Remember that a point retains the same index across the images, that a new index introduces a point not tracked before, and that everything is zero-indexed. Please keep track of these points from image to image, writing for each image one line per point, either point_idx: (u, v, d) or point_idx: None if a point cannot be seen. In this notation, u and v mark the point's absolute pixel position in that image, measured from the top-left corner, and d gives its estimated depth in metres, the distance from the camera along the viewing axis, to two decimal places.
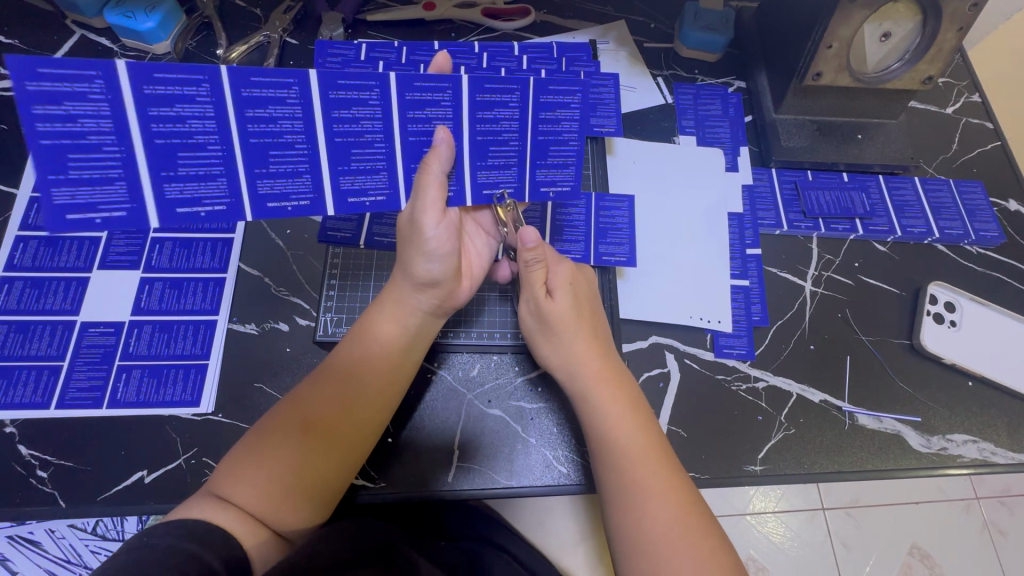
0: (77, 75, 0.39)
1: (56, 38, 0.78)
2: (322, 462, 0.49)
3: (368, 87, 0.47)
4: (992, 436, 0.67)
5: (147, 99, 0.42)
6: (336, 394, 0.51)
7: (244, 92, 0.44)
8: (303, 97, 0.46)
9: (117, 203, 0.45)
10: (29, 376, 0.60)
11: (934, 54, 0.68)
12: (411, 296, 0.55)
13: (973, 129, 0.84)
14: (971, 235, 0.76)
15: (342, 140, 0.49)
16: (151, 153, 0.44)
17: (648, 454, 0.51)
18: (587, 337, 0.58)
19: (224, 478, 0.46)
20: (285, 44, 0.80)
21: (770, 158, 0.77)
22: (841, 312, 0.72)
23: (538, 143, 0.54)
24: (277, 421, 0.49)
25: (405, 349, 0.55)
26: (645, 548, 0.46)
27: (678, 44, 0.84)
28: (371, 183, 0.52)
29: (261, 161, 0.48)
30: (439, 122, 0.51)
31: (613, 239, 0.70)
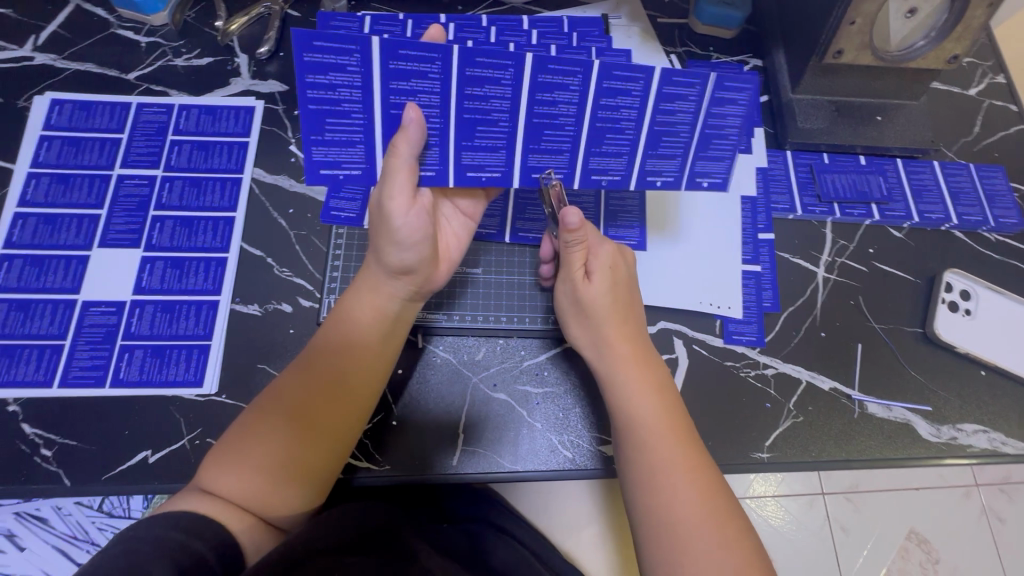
0: (343, 48, 0.44)
1: (51, 8, 0.76)
2: (309, 450, 0.48)
3: (503, 66, 0.47)
4: (1003, 426, 0.66)
5: (390, 72, 0.46)
6: (315, 382, 0.50)
7: (468, 71, 0.47)
8: (515, 79, 0.48)
9: (356, 162, 0.52)
10: (32, 355, 0.60)
11: (961, 32, 0.65)
12: (387, 282, 0.54)
13: (996, 112, 0.81)
14: (991, 221, 0.74)
15: (537, 121, 0.51)
16: (385, 121, 0.50)
17: (672, 438, 0.50)
18: (622, 319, 0.56)
19: (209, 471, 0.46)
20: (286, 16, 0.78)
21: (785, 140, 0.75)
22: (854, 298, 0.70)
23: (703, 136, 0.53)
24: (258, 414, 0.49)
25: (384, 335, 0.54)
26: (671, 527, 0.46)
27: (693, 20, 0.81)
28: (552, 162, 0.55)
29: (469, 135, 0.52)
30: (627, 111, 0.51)
31: (623, 222, 0.69)
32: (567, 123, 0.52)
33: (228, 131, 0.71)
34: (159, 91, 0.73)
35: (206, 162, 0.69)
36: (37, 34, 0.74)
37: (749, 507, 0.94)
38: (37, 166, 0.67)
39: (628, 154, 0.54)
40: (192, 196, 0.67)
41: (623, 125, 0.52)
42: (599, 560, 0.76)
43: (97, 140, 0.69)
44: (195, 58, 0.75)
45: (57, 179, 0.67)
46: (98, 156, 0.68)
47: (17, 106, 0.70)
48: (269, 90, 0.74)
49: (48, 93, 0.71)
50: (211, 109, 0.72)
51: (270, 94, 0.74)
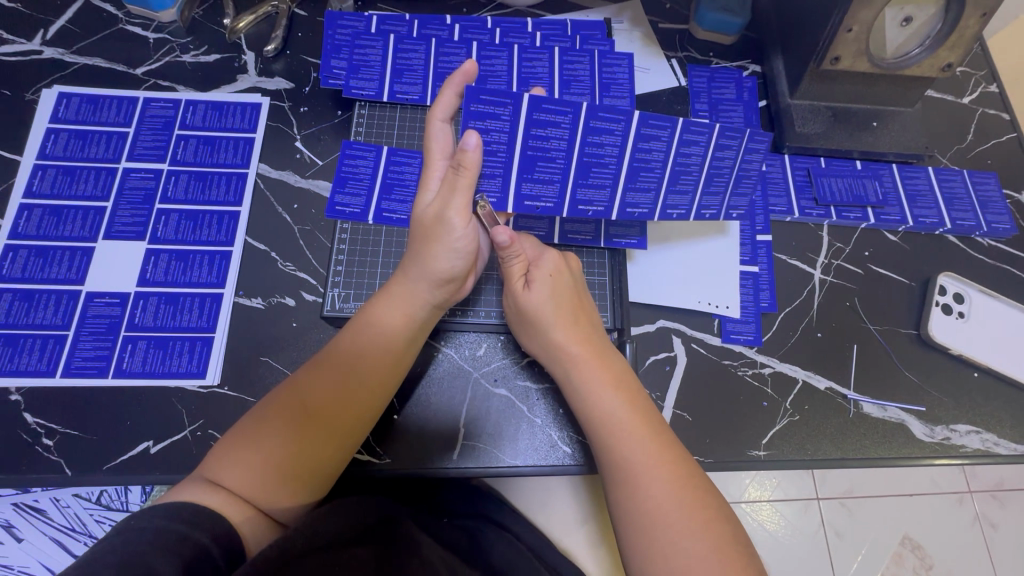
0: (499, 101, 0.52)
1: (59, 4, 0.76)
2: (324, 446, 0.49)
3: (618, 121, 0.54)
4: (995, 427, 0.67)
5: (532, 121, 0.53)
6: (332, 381, 0.51)
7: (592, 122, 0.54)
8: (625, 131, 0.55)
9: (490, 194, 0.56)
10: (35, 345, 0.60)
11: (955, 40, 0.67)
12: (418, 289, 0.55)
13: (989, 120, 0.83)
14: (984, 226, 0.75)
15: (636, 165, 0.57)
16: (521, 161, 0.55)
17: (641, 432, 0.50)
18: (573, 321, 0.57)
19: (214, 462, 0.46)
20: (294, 15, 0.79)
21: (783, 144, 0.76)
22: (850, 300, 0.71)
23: (738, 176, 0.59)
24: (272, 407, 0.49)
25: (406, 341, 0.55)
26: (646, 522, 0.46)
27: (694, 25, 0.83)
28: (641, 200, 0.60)
29: (584, 176, 0.57)
30: (695, 156, 0.57)
31: (623, 222, 0.69)
32: (654, 167, 0.58)
33: (234, 127, 0.72)
34: (166, 86, 0.73)
35: (212, 158, 0.70)
36: (46, 28, 0.75)
37: (745, 510, 0.95)
38: (43, 159, 0.68)
39: (692, 193, 0.60)
40: (198, 189, 0.68)
41: (693, 167, 0.58)
42: (596, 558, 0.76)
43: (103, 134, 0.70)
44: (202, 54, 0.75)
45: (63, 171, 0.67)
46: (104, 150, 0.69)
47: (24, 100, 0.71)
48: (275, 87, 0.75)
49: (56, 86, 0.72)
50: (217, 105, 0.72)
51: (276, 92, 0.74)
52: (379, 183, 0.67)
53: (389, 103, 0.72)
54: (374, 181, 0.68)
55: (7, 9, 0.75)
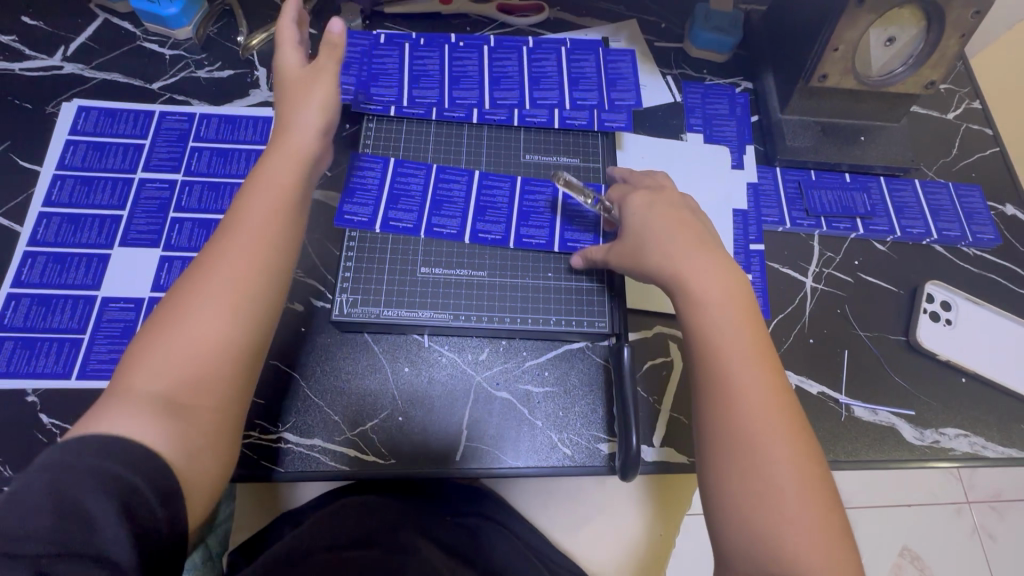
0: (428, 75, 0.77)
1: (80, 22, 0.80)
2: (234, 320, 0.47)
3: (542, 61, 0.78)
4: (983, 431, 0.69)
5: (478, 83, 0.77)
6: (204, 275, 0.48)
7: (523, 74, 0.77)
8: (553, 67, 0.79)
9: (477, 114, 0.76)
10: (51, 348, 0.62)
11: (937, 59, 0.70)
12: (276, 170, 0.55)
13: (972, 135, 0.86)
14: (969, 237, 0.78)
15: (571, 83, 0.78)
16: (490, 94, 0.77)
17: (753, 356, 0.51)
18: (721, 283, 0.56)
19: (119, 400, 0.42)
20: (304, 33, 0.82)
21: (775, 157, 0.79)
22: (840, 308, 0.74)
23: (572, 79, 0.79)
24: (150, 332, 0.46)
25: (275, 216, 0.53)
26: (741, 433, 0.48)
27: (688, 44, 0.86)
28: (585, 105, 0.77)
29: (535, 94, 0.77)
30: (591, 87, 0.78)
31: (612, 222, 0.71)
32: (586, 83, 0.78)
33: (246, 139, 0.74)
34: (182, 100, 0.76)
35: (224, 168, 0.72)
36: (66, 45, 0.78)
37: None
38: (62, 169, 0.71)
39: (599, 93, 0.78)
40: (210, 199, 0.71)
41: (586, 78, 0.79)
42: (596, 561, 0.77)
43: (120, 145, 0.72)
44: (216, 70, 0.78)
45: (81, 181, 0.70)
46: (121, 161, 0.71)
47: (45, 112, 0.74)
48: None
49: (76, 100, 0.75)
50: (231, 119, 0.75)
51: None
52: (386, 193, 0.70)
53: (396, 117, 0.74)
54: (381, 191, 0.70)
55: (30, 26, 0.79)
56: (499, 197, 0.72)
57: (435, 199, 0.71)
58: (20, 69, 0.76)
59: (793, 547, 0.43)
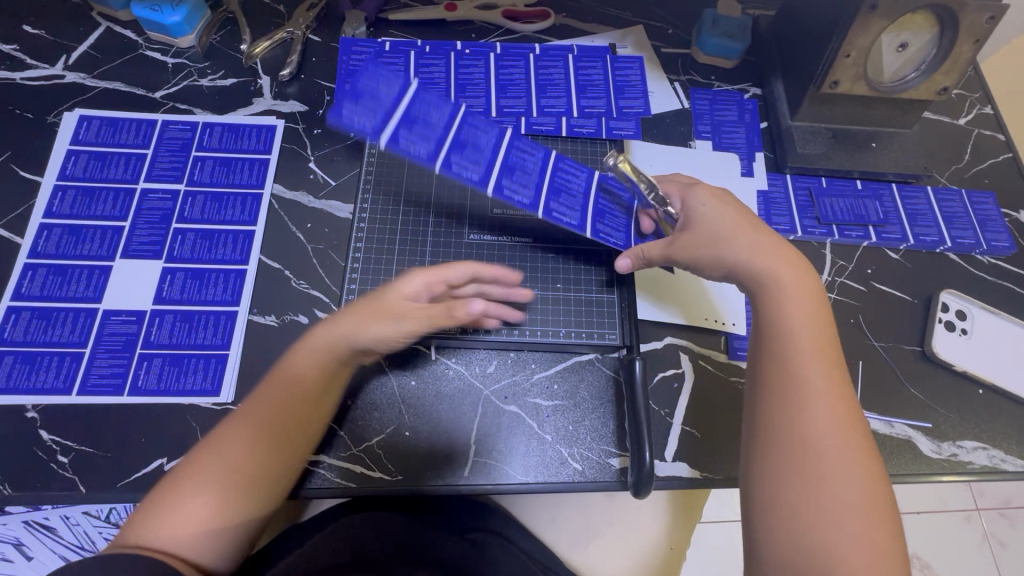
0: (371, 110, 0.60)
1: (82, 30, 0.79)
2: (242, 503, 0.52)
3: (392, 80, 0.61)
4: (1002, 443, 0.67)
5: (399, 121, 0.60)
6: (250, 433, 0.53)
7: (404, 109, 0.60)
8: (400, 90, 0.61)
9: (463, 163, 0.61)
10: (51, 362, 0.61)
11: (950, 66, 0.69)
12: (344, 341, 0.56)
13: (985, 140, 0.85)
14: (983, 245, 0.77)
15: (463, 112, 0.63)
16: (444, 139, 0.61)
17: (826, 372, 0.50)
18: (781, 262, 0.56)
19: (150, 527, 0.49)
20: (308, 40, 0.81)
21: (785, 164, 0.78)
22: (854, 317, 0.72)
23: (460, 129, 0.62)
24: (195, 467, 0.52)
25: (320, 387, 0.56)
26: (801, 445, 0.46)
27: (695, 50, 0.85)
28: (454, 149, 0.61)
29: (458, 147, 0.61)
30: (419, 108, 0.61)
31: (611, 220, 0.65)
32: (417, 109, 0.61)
33: (250, 148, 0.73)
34: (184, 109, 0.75)
35: (227, 178, 0.71)
36: (68, 53, 0.77)
37: None
38: (63, 179, 0.70)
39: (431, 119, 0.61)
40: (213, 210, 0.70)
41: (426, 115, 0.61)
42: None
43: (122, 155, 0.71)
44: (219, 79, 0.78)
45: (83, 191, 0.69)
46: (123, 171, 0.70)
47: (46, 122, 0.73)
48: (289, 109, 0.77)
49: (78, 109, 0.74)
50: (234, 127, 0.74)
51: (291, 114, 0.76)
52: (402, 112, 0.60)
53: None
54: (400, 112, 0.61)
55: (32, 35, 0.78)
56: (529, 167, 0.64)
57: (456, 139, 0.62)
58: (21, 78, 0.75)
59: (835, 529, 0.43)
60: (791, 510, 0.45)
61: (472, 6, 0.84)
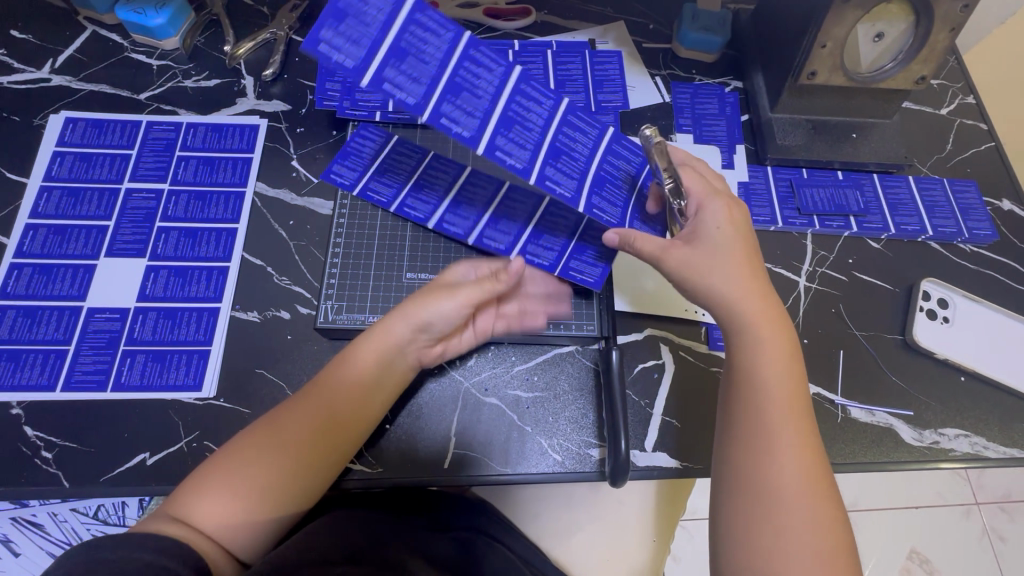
0: (368, 0, 0.51)
1: (68, 34, 0.80)
2: (294, 486, 0.51)
3: (446, 30, 0.54)
4: (984, 430, 0.67)
5: (392, 51, 0.52)
6: (312, 420, 0.54)
7: (398, 42, 0.52)
8: (447, 44, 0.54)
9: (461, 125, 0.55)
10: (37, 360, 0.62)
11: (926, 54, 0.69)
12: (395, 328, 0.58)
13: (967, 130, 0.85)
14: (965, 233, 0.77)
15: (458, 81, 0.55)
16: (446, 83, 0.54)
17: (795, 423, 0.48)
18: (748, 273, 0.56)
19: (185, 500, 0.48)
20: (291, 41, 0.82)
21: (765, 156, 0.79)
22: (835, 307, 0.72)
23: (450, 82, 0.55)
24: (254, 438, 0.52)
25: (375, 382, 0.58)
26: (770, 493, 0.46)
27: (676, 45, 0.86)
28: (462, 118, 0.55)
29: (455, 92, 0.55)
30: (432, 44, 0.54)
31: (609, 194, 0.63)
32: (481, 92, 0.56)
33: (232, 148, 0.74)
34: (168, 110, 0.76)
35: (211, 178, 0.72)
36: (54, 57, 0.78)
37: None
38: (49, 180, 0.71)
39: (480, 118, 0.55)
40: (197, 208, 0.70)
41: (479, 90, 0.56)
42: None
43: (107, 155, 0.72)
44: (203, 80, 0.79)
45: (68, 192, 0.70)
46: (108, 171, 0.71)
47: (33, 125, 0.74)
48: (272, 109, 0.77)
49: (64, 112, 0.75)
50: (217, 127, 0.75)
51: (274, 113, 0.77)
52: (389, 45, 0.52)
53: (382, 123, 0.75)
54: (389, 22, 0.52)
55: (19, 39, 0.79)
56: (531, 118, 0.59)
57: (457, 85, 0.55)
58: (9, 82, 0.77)
59: (792, 558, 0.43)
60: (763, 568, 0.43)
61: (453, 4, 0.85)
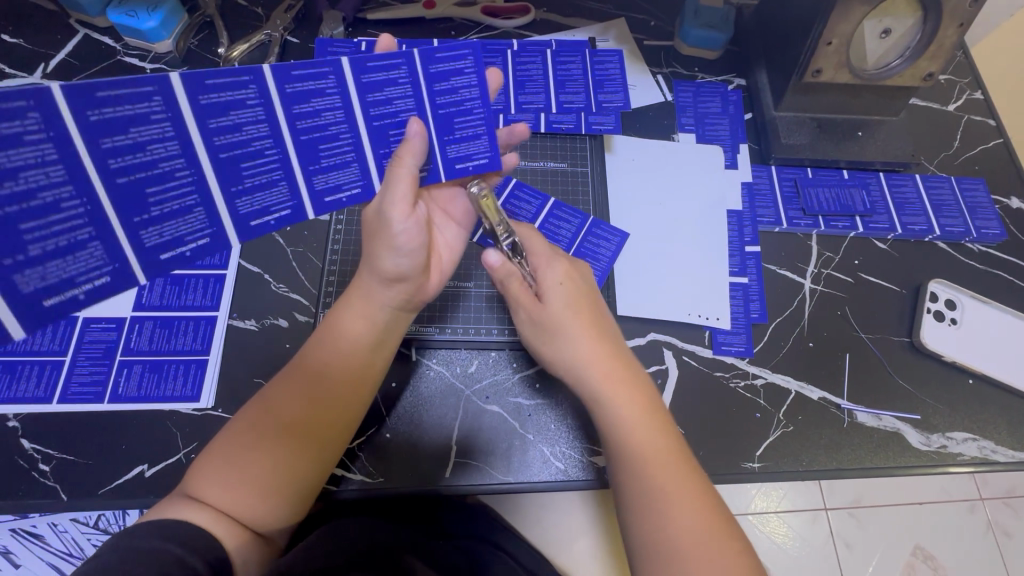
0: (138, 95, 0.39)
1: (60, 38, 0.79)
2: (303, 463, 0.50)
3: (243, 84, 0.43)
4: (992, 433, 0.66)
5: (204, 109, 0.42)
6: (304, 393, 0.51)
7: (203, 100, 0.42)
8: (173, 108, 0.41)
9: (353, 182, 0.52)
10: (32, 371, 0.61)
11: (934, 50, 0.68)
12: (377, 290, 0.54)
13: (975, 126, 0.83)
14: (973, 233, 0.76)
15: (307, 138, 0.47)
16: (299, 149, 0.48)
17: (670, 461, 0.51)
18: (597, 340, 0.58)
19: (198, 481, 0.47)
20: (286, 42, 0.81)
21: (770, 155, 0.77)
22: (841, 309, 0.71)
23: (304, 144, 0.48)
24: (255, 418, 0.50)
25: (370, 348, 0.55)
26: (668, 550, 0.46)
27: (678, 42, 0.84)
28: (344, 177, 0.51)
29: (314, 156, 0.49)
30: (250, 129, 0.44)
31: (461, 133, 0.53)
32: (337, 133, 0.48)
33: None
34: None
35: None
36: (46, 62, 0.77)
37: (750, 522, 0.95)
38: None
39: (354, 161, 0.51)
40: None
41: (335, 130, 0.48)
42: None
43: None
44: None
45: None
46: None
47: None
48: None
49: None
50: None
51: None
52: (217, 163, 0.45)
53: None
54: (76, 160, 0.39)
55: (10, 44, 0.78)
56: (322, 117, 0.47)
57: (228, 161, 0.45)
58: None
59: None
60: None
61: (451, 3, 0.83)
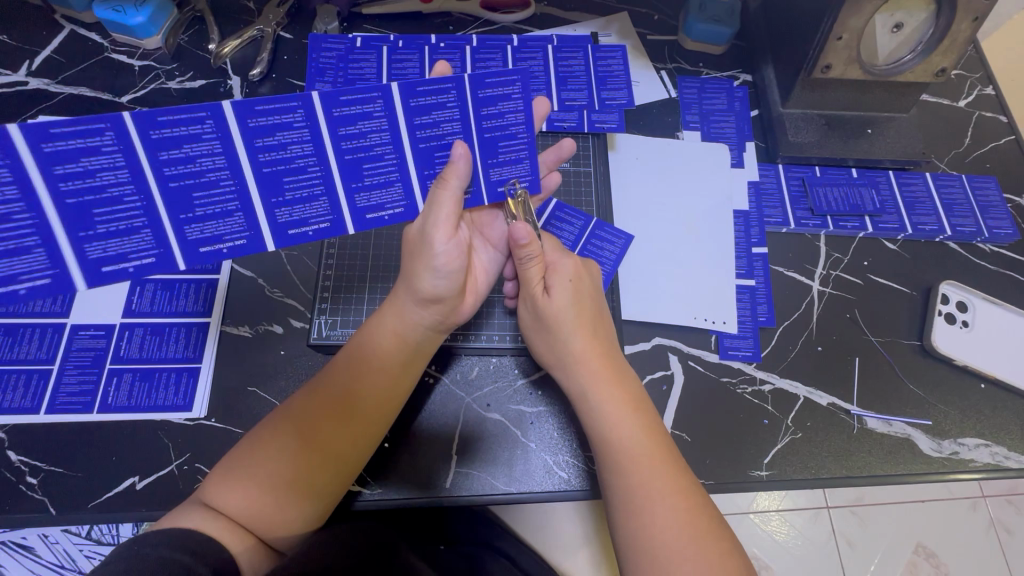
0: (89, 129, 0.41)
1: (45, 34, 0.76)
2: (321, 478, 0.48)
3: (290, 109, 0.46)
4: (1005, 439, 0.65)
5: (156, 142, 0.43)
6: (332, 406, 0.50)
7: (250, 122, 0.45)
8: (218, 130, 0.45)
9: (397, 202, 0.55)
10: (18, 382, 0.59)
11: (947, 46, 0.65)
12: (412, 310, 0.55)
13: (986, 122, 0.81)
14: (985, 232, 0.74)
15: (352, 158, 0.50)
16: (260, 181, 0.48)
17: (654, 458, 0.50)
18: (586, 334, 0.57)
19: (213, 486, 0.46)
20: (279, 38, 0.78)
21: (777, 154, 0.75)
22: (850, 312, 0.70)
23: (349, 163, 0.50)
24: (279, 425, 0.49)
25: (401, 361, 0.54)
26: (650, 545, 0.46)
27: (682, 37, 0.82)
28: (387, 198, 0.54)
29: (357, 175, 0.51)
30: (296, 148, 0.48)
31: (506, 155, 0.56)
32: (381, 154, 0.51)
33: None
34: None
35: None
36: (31, 59, 0.75)
37: (752, 522, 0.95)
38: None
39: (397, 181, 0.53)
40: None
41: (381, 151, 0.51)
42: None
43: None
44: (188, 80, 0.75)
45: None
46: None
47: None
48: None
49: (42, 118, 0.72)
50: None
51: None
52: (257, 179, 0.48)
53: None
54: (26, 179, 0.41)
55: None
56: (368, 138, 0.50)
57: (272, 175, 0.49)
58: None
59: None
60: None
61: None
